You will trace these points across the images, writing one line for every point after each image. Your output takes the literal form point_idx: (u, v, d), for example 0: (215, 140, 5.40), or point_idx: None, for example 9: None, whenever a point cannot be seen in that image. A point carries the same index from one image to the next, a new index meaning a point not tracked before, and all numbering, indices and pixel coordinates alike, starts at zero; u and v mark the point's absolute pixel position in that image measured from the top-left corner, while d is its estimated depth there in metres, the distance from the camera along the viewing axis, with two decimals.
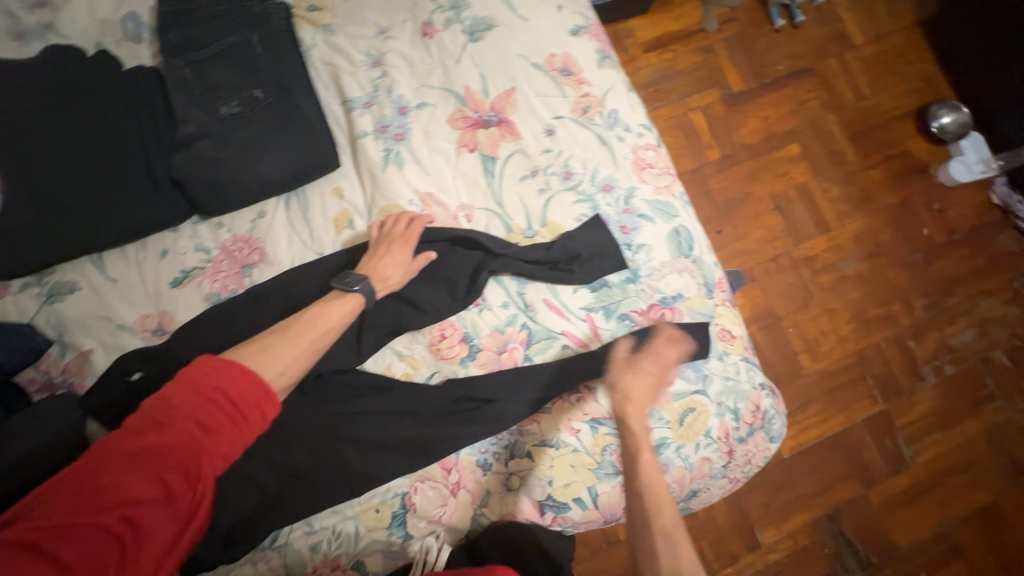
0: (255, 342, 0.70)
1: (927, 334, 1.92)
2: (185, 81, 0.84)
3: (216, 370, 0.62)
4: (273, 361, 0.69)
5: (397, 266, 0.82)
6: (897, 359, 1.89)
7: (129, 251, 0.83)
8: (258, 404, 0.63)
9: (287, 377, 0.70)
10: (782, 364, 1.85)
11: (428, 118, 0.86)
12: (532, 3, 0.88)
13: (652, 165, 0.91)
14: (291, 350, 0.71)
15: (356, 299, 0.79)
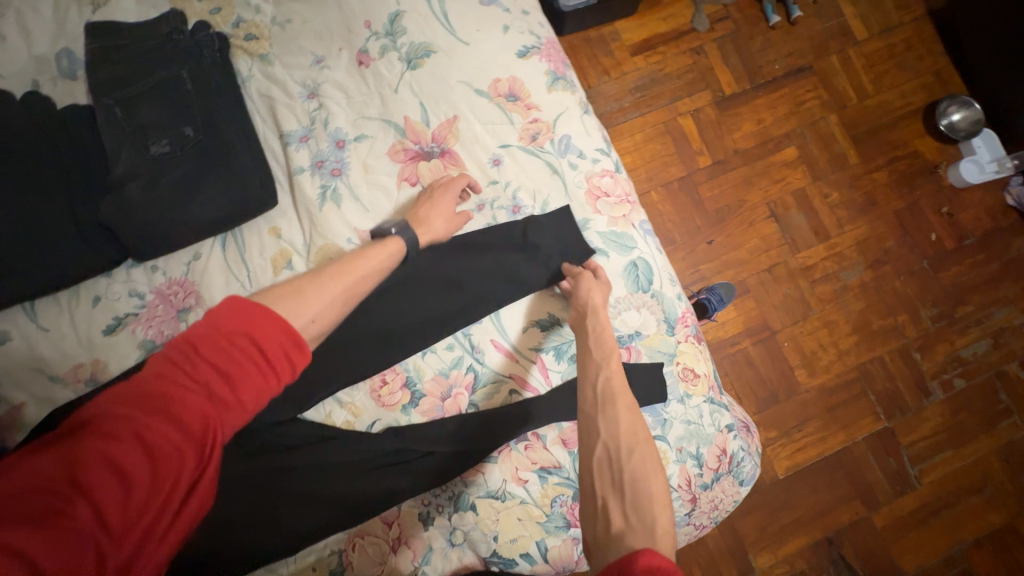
0: (286, 283, 0.62)
1: (936, 346, 1.82)
2: (114, 119, 0.81)
3: (239, 317, 0.55)
4: (304, 307, 0.60)
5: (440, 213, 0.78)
6: (903, 373, 1.79)
7: (62, 298, 0.81)
8: (282, 357, 0.56)
9: (318, 324, 0.61)
10: (778, 380, 1.76)
11: (366, 151, 0.82)
12: (475, 24, 0.83)
13: (608, 194, 0.85)
14: (320, 292, 0.62)
15: (396, 243, 0.72)
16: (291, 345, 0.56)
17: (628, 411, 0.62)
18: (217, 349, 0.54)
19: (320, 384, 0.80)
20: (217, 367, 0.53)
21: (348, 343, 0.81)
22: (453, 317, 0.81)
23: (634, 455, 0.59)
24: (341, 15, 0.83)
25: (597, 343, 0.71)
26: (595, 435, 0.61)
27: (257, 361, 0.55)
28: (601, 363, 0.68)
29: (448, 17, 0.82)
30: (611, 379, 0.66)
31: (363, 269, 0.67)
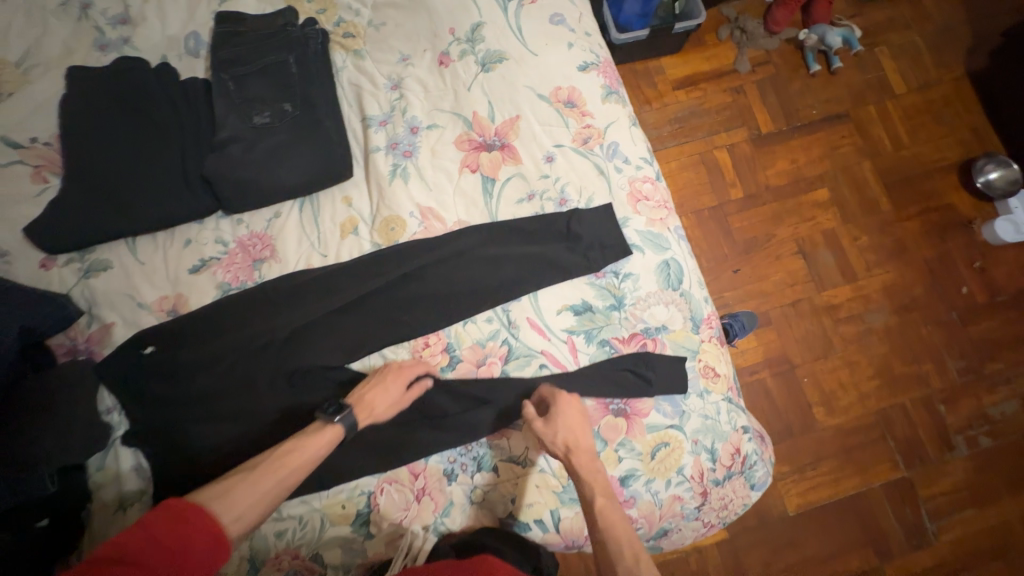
0: (218, 482, 0.67)
1: (962, 399, 1.79)
2: (227, 91, 0.94)
3: (175, 520, 0.61)
4: (231, 506, 0.65)
5: (385, 402, 0.80)
6: (925, 423, 1.76)
7: (159, 238, 0.92)
8: (208, 551, 0.62)
9: (245, 522, 0.66)
10: (794, 414, 1.76)
11: (436, 139, 0.93)
12: (544, 39, 0.94)
13: (648, 198, 0.93)
14: (252, 492, 0.67)
15: (333, 431, 0.76)
16: (220, 545, 0.62)
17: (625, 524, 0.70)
18: (155, 547, 0.59)
19: (369, 340, 0.87)
20: (142, 564, 0.58)
21: (393, 304, 0.88)
22: (496, 293, 0.88)
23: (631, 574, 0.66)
24: (428, 22, 0.96)
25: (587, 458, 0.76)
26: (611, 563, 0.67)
27: (184, 558, 0.60)
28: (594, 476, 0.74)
29: (522, 31, 0.94)
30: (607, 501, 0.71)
31: (293, 465, 0.71)
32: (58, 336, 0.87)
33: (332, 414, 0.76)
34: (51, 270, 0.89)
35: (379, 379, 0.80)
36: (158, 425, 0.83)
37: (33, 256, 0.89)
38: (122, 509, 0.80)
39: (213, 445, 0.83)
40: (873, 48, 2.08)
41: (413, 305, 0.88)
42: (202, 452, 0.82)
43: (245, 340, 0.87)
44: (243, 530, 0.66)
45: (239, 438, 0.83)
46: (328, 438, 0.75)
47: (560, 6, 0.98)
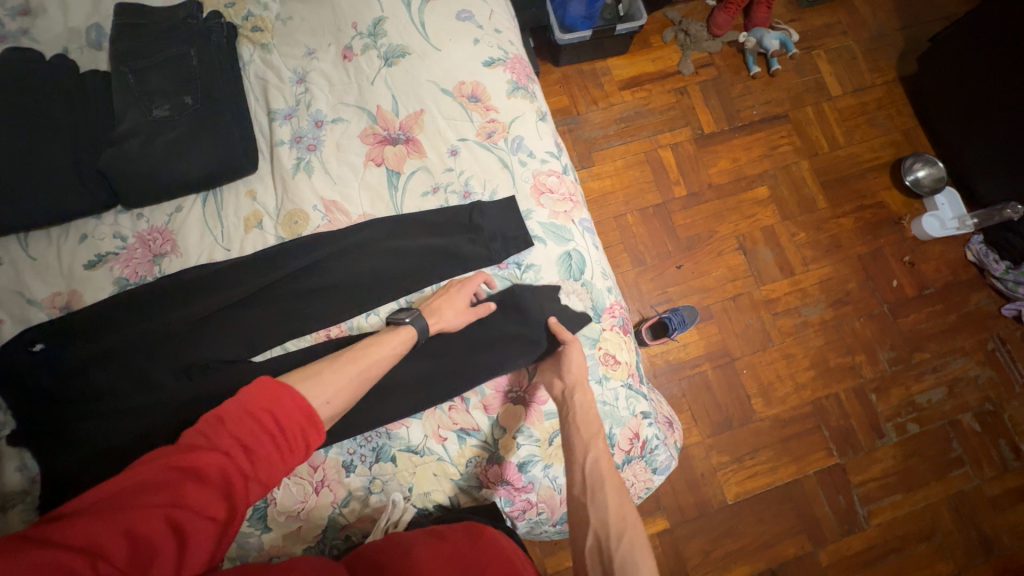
0: (303, 369, 0.69)
1: (892, 389, 1.85)
2: (127, 84, 0.93)
3: (264, 399, 0.60)
4: (320, 390, 0.68)
5: (454, 306, 0.84)
6: (857, 412, 1.83)
7: (54, 233, 0.91)
8: (299, 429, 0.61)
9: (332, 406, 0.69)
10: (733, 406, 1.80)
11: (341, 132, 0.93)
12: (448, 35, 0.95)
13: (552, 190, 0.95)
14: (338, 379, 0.70)
15: (408, 332, 0.80)
16: (313, 425, 0.63)
17: (616, 496, 0.70)
18: (248, 427, 0.59)
19: (271, 335, 0.87)
20: (238, 441, 0.58)
21: (295, 298, 0.88)
22: (398, 287, 0.89)
23: (623, 537, 0.66)
24: (334, 16, 0.96)
25: (584, 424, 0.77)
26: (586, 521, 0.69)
27: (278, 435, 0.60)
28: (588, 444, 0.74)
29: (425, 26, 0.94)
30: (599, 462, 0.73)
31: (374, 359, 0.75)
32: None
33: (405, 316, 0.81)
34: None
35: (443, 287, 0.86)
36: (44, 424, 0.81)
37: None
38: (4, 510, 0.78)
39: (98, 442, 0.80)
40: (809, 52, 2.16)
41: (314, 298, 0.88)
42: (86, 450, 0.79)
43: (136, 336, 0.85)
44: (331, 413, 0.69)
45: (124, 437, 0.80)
46: (403, 337, 0.79)
47: (467, 3, 0.99)
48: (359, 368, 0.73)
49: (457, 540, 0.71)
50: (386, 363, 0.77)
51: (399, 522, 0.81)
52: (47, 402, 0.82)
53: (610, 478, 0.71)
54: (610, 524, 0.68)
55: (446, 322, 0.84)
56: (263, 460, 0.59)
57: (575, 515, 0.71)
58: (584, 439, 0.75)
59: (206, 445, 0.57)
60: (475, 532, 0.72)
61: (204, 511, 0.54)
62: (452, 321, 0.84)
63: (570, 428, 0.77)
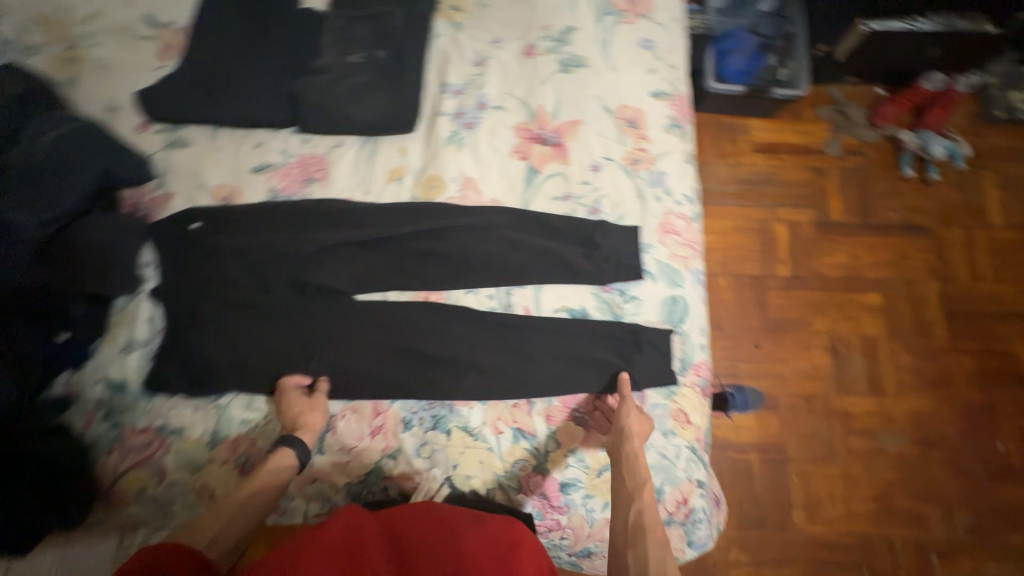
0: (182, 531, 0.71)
1: (961, 559, 1.63)
2: (336, 27, 1.04)
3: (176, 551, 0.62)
4: (201, 533, 0.70)
5: (308, 413, 0.84)
6: (910, 568, 1.62)
7: (237, 134, 1.03)
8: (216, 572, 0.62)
9: (222, 540, 0.71)
10: (771, 507, 1.67)
11: (499, 119, 0.98)
12: (627, 58, 0.98)
13: (678, 233, 0.94)
14: (217, 516, 0.72)
15: (286, 454, 0.79)
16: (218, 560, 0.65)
17: (654, 545, 0.67)
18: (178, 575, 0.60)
19: (379, 280, 0.93)
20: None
21: (410, 254, 0.94)
22: (505, 276, 0.92)
23: None
24: (528, 14, 1.01)
25: (630, 476, 0.75)
26: (623, 567, 0.67)
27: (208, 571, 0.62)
28: (634, 493, 0.73)
29: (609, 45, 0.97)
30: (642, 514, 0.71)
31: (255, 489, 0.76)
32: (129, 190, 0.98)
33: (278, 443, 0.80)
34: (145, 134, 1.02)
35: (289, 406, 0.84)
36: (178, 289, 0.92)
37: (134, 119, 1.03)
38: (127, 351, 0.88)
39: (217, 323, 0.90)
40: (977, 171, 1.96)
41: (426, 260, 0.94)
42: (204, 324, 0.90)
43: (273, 242, 0.94)
44: (227, 543, 0.72)
45: (237, 325, 0.90)
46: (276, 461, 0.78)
47: (653, 35, 1.02)
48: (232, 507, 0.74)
49: (495, 529, 0.72)
50: (273, 486, 0.77)
51: (435, 493, 0.84)
52: (188, 273, 0.93)
53: (653, 533, 0.69)
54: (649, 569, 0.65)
55: (314, 431, 0.83)
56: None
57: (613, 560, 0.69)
58: (627, 489, 0.74)
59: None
60: (518, 534, 0.72)
61: None
62: (318, 428, 0.84)
63: (616, 478, 0.76)
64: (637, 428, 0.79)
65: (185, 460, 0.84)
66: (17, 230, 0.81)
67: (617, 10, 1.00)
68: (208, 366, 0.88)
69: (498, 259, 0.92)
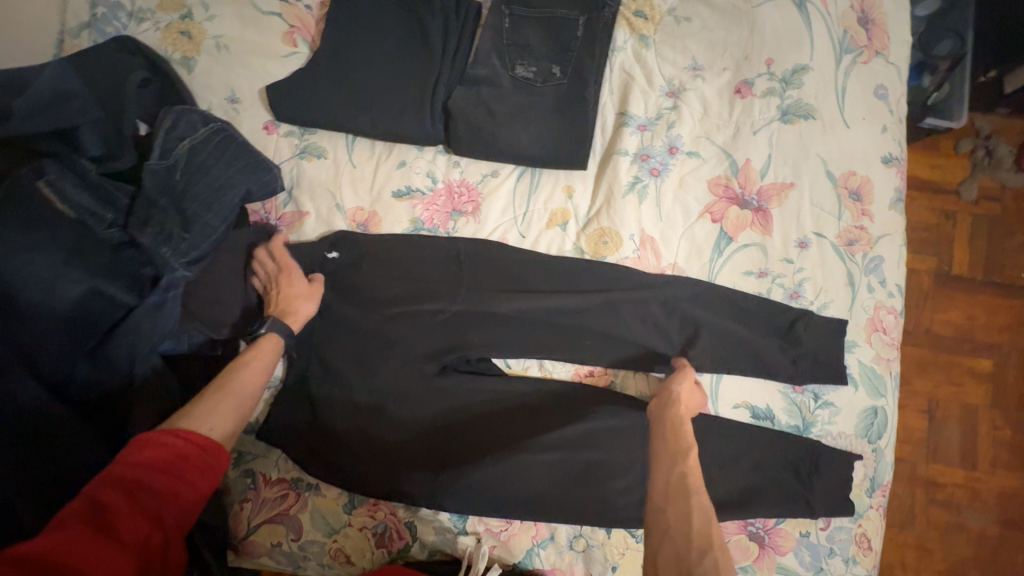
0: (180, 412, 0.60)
1: None
2: (500, 29, 0.86)
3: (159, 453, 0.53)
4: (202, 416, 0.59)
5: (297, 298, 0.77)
6: None
7: (377, 148, 0.89)
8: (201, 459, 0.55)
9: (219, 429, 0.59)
10: None
11: (690, 169, 0.83)
12: (862, 112, 0.81)
13: (886, 331, 0.81)
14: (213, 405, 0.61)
15: (273, 339, 0.73)
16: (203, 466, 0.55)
17: (700, 511, 0.57)
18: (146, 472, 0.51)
19: (535, 347, 0.82)
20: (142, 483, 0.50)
21: (568, 318, 0.82)
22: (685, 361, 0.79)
23: (706, 556, 0.52)
24: (747, 39, 0.83)
25: (675, 436, 0.68)
26: (665, 527, 0.56)
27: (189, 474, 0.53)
28: (679, 455, 0.65)
29: (845, 95, 0.80)
30: (685, 475, 0.62)
31: (242, 385, 0.65)
32: (256, 204, 0.87)
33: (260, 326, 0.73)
34: (273, 137, 0.88)
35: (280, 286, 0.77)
36: (316, 332, 0.82)
37: (260, 116, 0.88)
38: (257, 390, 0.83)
39: (357, 377, 0.81)
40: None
41: (595, 329, 0.81)
42: (345, 377, 0.81)
43: (417, 287, 0.83)
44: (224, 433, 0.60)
45: (379, 385, 0.81)
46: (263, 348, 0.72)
47: (891, 79, 0.83)
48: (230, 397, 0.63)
49: None
50: (261, 374, 0.69)
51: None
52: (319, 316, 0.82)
53: (697, 495, 0.59)
54: (693, 539, 0.54)
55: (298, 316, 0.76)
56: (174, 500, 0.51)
57: (652, 518, 0.59)
58: (672, 450, 0.66)
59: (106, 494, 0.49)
60: None
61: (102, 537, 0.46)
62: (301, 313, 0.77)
63: (659, 438, 0.69)
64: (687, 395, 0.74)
65: (322, 521, 0.78)
66: (170, 285, 0.71)
67: (856, 46, 0.82)
68: (351, 425, 0.80)
69: (673, 340, 0.80)
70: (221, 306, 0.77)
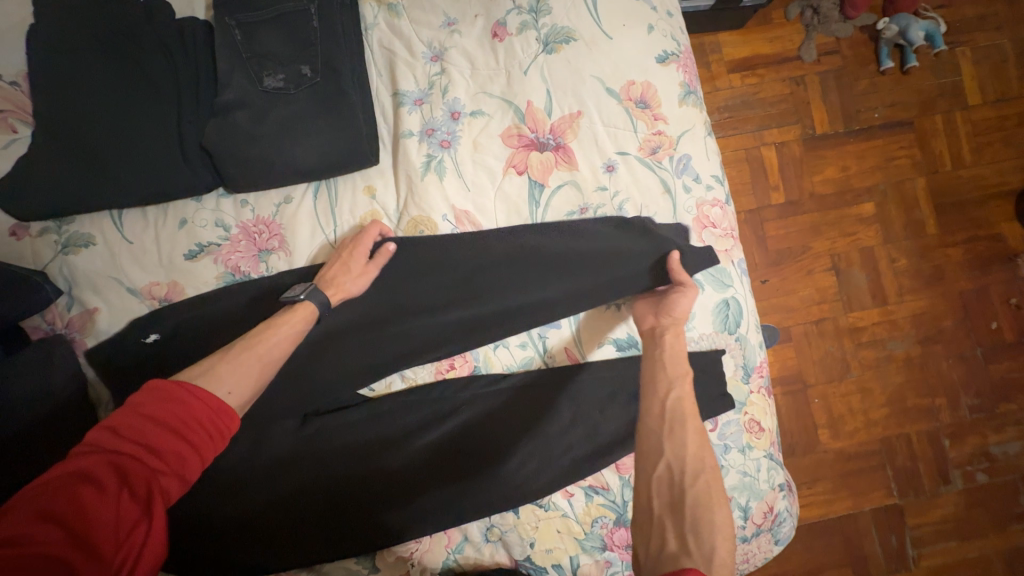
0: (192, 366, 0.63)
1: (1007, 462, 1.35)
2: (234, 42, 0.78)
3: (165, 405, 0.55)
4: (220, 380, 0.61)
5: (356, 275, 0.75)
6: (963, 494, 1.33)
7: (150, 214, 0.80)
8: (211, 418, 0.58)
9: (237, 396, 0.62)
10: (813, 456, 1.35)
11: (480, 129, 0.79)
12: (621, 19, 0.79)
13: (715, 225, 0.81)
14: (236, 367, 0.63)
15: (308, 308, 0.72)
16: (208, 425, 0.57)
17: (697, 439, 0.60)
18: (150, 426, 0.54)
19: (389, 362, 0.77)
20: (147, 444, 0.53)
21: (409, 321, 0.77)
22: (534, 320, 0.77)
23: (699, 478, 0.57)
24: None
25: (670, 363, 0.67)
26: (661, 453, 0.60)
27: (194, 433, 0.56)
28: (673, 381, 0.65)
29: (598, 7, 0.79)
30: (682, 402, 0.63)
31: (273, 342, 0.68)
32: (35, 319, 0.77)
33: (299, 292, 0.72)
34: (24, 241, 0.77)
35: (339, 254, 0.75)
36: None
37: (2, 221, 0.77)
38: None
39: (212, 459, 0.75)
40: (999, 45, 1.49)
41: (437, 322, 0.77)
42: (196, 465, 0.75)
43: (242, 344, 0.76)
44: (241, 401, 0.63)
45: (242, 457, 0.76)
46: (301, 315, 0.71)
47: None
48: (253, 356, 0.66)
49: None
50: (289, 342, 0.70)
51: None
52: None
53: (692, 419, 0.61)
54: (687, 462, 0.58)
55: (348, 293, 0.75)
56: (179, 457, 0.54)
57: (646, 447, 0.61)
58: (666, 376, 0.66)
59: (109, 454, 0.51)
60: None
61: (105, 502, 0.48)
62: (355, 291, 0.76)
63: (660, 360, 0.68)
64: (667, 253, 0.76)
65: None
66: None
67: None
68: (222, 511, 0.74)
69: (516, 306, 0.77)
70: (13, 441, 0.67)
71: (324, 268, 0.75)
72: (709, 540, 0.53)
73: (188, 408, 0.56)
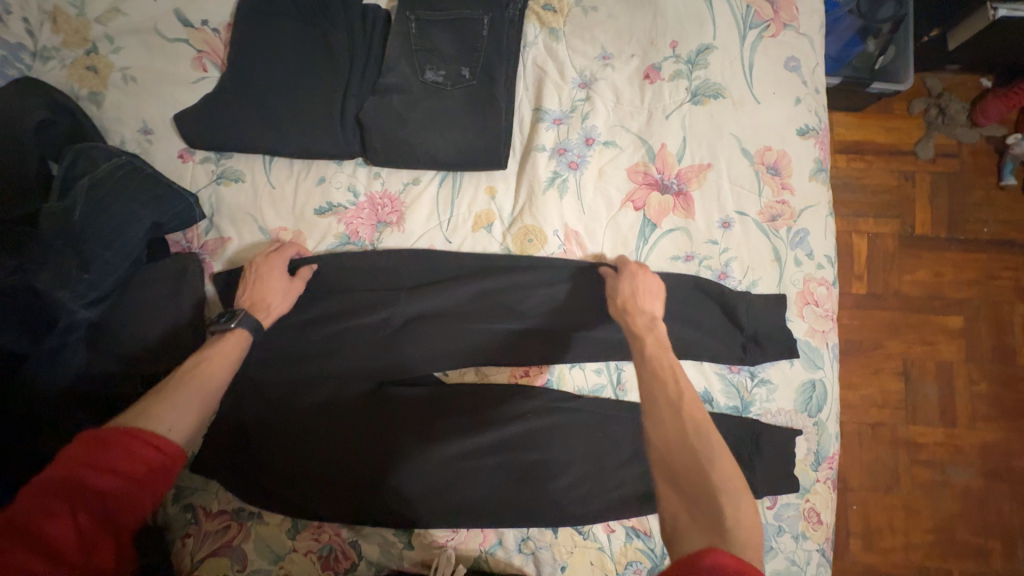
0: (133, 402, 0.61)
1: None
2: (408, 33, 0.86)
3: (108, 450, 0.54)
4: (157, 414, 0.59)
5: (274, 291, 0.77)
6: None
7: (295, 166, 0.88)
8: (154, 459, 0.56)
9: (181, 428, 0.60)
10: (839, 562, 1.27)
11: (609, 159, 0.83)
12: (773, 87, 0.81)
13: (818, 303, 0.80)
14: (174, 400, 0.61)
15: (239, 335, 0.72)
16: (154, 467, 0.56)
17: (668, 408, 0.58)
18: (91, 471, 0.53)
19: (469, 354, 0.80)
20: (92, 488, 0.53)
21: (496, 320, 0.80)
22: (618, 349, 0.80)
23: (688, 449, 0.55)
24: (650, 25, 0.85)
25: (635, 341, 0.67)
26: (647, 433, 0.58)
27: (139, 475, 0.55)
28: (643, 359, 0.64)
29: (753, 71, 0.82)
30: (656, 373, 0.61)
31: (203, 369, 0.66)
32: (177, 234, 0.86)
33: (227, 321, 0.73)
34: (188, 165, 0.87)
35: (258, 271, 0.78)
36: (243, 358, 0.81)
37: (175, 144, 0.87)
38: None
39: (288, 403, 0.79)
40: None
41: (522, 327, 0.80)
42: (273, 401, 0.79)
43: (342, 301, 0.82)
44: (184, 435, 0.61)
45: (315, 403, 0.79)
46: (230, 342, 0.72)
47: (802, 50, 0.84)
48: (193, 388, 0.64)
49: None
50: (226, 370, 0.68)
51: None
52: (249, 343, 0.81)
53: (662, 391, 0.60)
54: (671, 435, 0.56)
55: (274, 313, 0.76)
56: (127, 498, 0.54)
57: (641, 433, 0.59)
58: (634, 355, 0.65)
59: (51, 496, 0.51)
60: None
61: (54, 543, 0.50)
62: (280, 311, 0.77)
63: (641, 386, 0.62)
64: (646, 290, 0.73)
65: (266, 548, 0.78)
66: (69, 327, 0.72)
67: (762, 20, 0.83)
68: (287, 450, 0.78)
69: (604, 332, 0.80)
70: (140, 336, 0.76)
71: (242, 298, 0.77)
72: (714, 502, 0.51)
73: (131, 450, 0.55)
